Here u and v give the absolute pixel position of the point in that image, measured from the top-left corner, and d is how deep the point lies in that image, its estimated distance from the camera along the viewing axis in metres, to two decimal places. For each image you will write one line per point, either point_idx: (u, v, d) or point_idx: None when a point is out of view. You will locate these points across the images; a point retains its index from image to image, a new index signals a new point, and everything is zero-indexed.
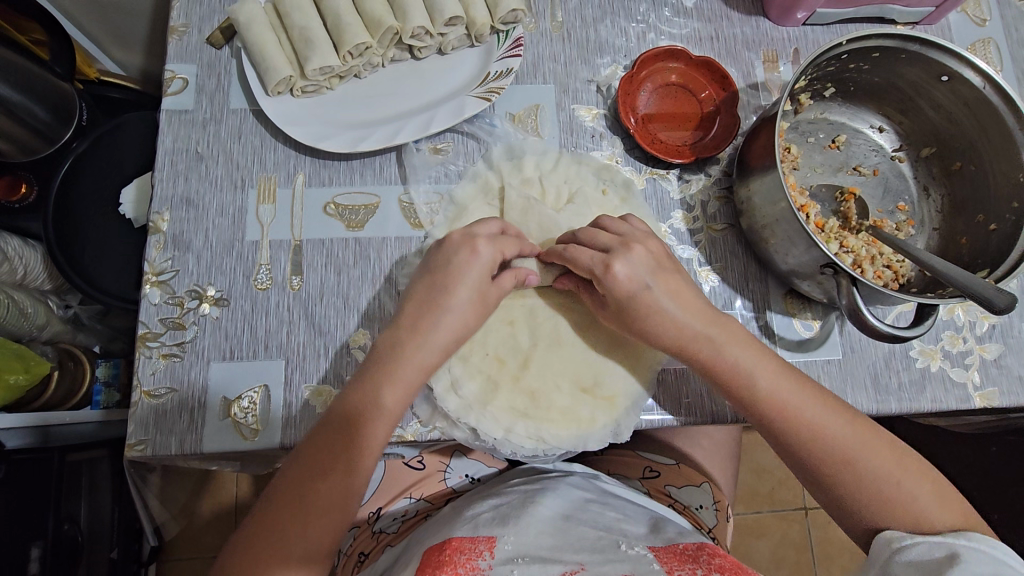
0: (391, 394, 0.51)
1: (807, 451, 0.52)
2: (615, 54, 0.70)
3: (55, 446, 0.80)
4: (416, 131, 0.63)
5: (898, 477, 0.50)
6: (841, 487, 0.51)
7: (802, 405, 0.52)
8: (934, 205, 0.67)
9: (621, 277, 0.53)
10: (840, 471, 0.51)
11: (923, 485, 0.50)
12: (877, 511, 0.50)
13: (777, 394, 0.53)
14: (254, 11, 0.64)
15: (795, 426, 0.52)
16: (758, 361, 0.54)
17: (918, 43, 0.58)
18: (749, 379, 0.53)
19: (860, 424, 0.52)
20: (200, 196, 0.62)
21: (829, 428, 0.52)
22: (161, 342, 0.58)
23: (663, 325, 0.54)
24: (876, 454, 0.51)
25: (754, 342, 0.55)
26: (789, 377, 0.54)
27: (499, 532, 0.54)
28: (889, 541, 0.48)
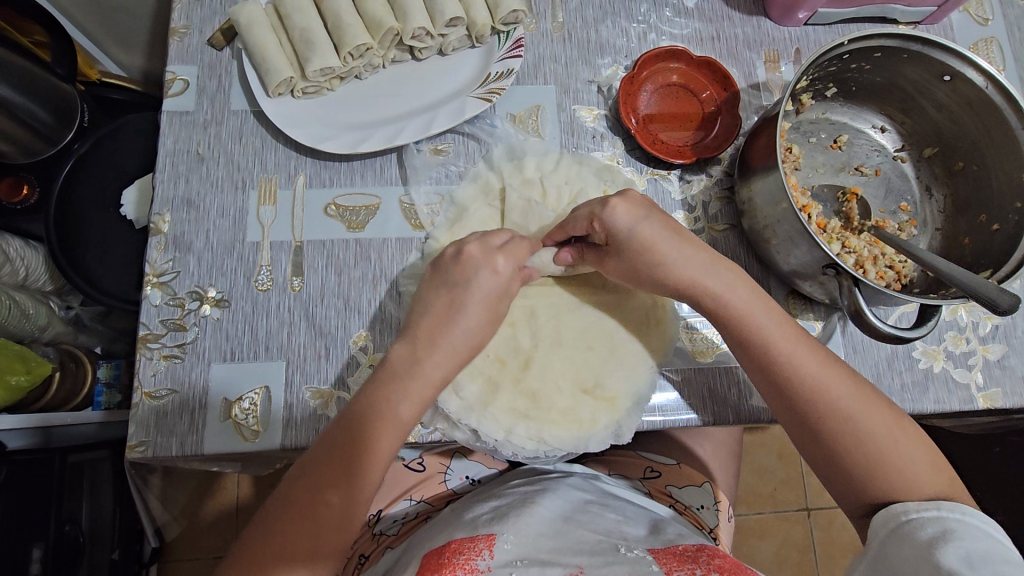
0: (408, 405, 0.51)
1: (808, 405, 0.52)
2: (616, 54, 0.70)
3: (57, 447, 0.79)
4: (417, 132, 0.63)
5: (897, 441, 0.50)
6: (836, 443, 0.51)
7: (807, 357, 0.52)
8: (936, 205, 0.67)
9: (619, 214, 0.53)
10: (840, 428, 0.50)
11: (919, 450, 0.50)
12: (869, 470, 0.49)
13: (781, 344, 0.53)
14: (255, 12, 0.64)
15: (800, 379, 0.52)
16: (763, 312, 0.54)
17: (919, 43, 0.58)
18: (755, 328, 0.53)
19: (862, 387, 0.52)
20: (201, 198, 0.62)
21: (833, 384, 0.51)
22: (162, 344, 0.58)
23: (668, 273, 0.54)
24: (874, 413, 0.51)
25: (760, 296, 0.55)
26: (793, 330, 0.54)
27: (498, 529, 0.54)
28: (887, 519, 0.47)
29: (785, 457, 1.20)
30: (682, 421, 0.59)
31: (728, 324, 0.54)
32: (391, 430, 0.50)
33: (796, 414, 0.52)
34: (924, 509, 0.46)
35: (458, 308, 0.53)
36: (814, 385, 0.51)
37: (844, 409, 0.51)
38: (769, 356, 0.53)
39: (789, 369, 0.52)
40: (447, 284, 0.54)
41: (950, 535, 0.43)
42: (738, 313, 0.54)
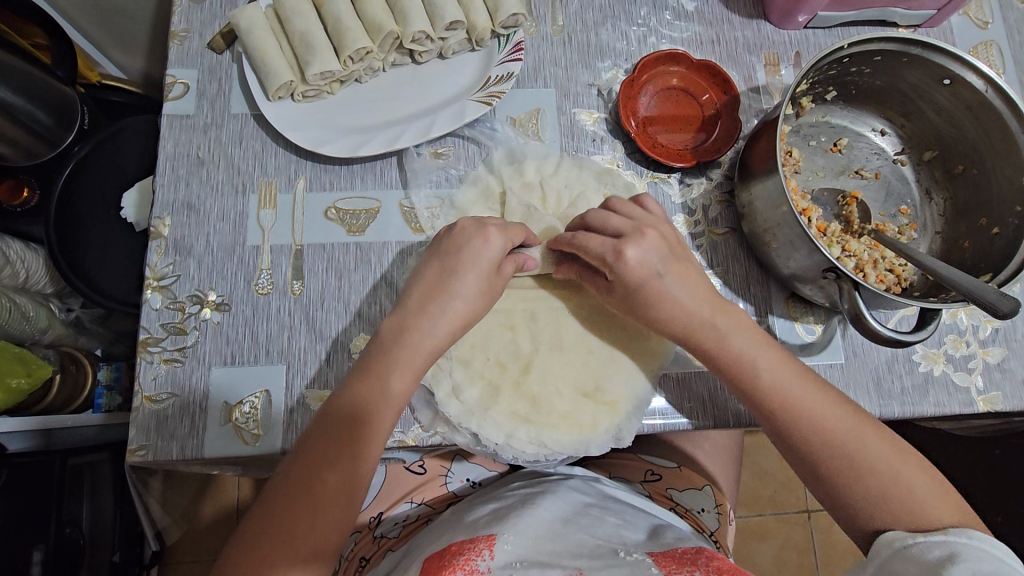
0: (400, 378, 0.52)
1: (803, 437, 0.52)
2: (615, 58, 0.70)
3: (56, 450, 0.79)
4: (417, 135, 0.63)
5: (894, 465, 0.50)
6: (840, 480, 0.51)
7: (801, 390, 0.53)
8: (936, 208, 0.67)
9: (632, 263, 0.54)
10: (836, 458, 0.51)
11: (923, 479, 0.50)
12: (874, 504, 0.49)
13: (776, 378, 0.53)
14: (255, 16, 0.64)
15: (798, 415, 0.52)
16: (759, 351, 0.54)
17: (918, 47, 0.58)
18: (748, 363, 0.53)
19: (859, 416, 0.52)
20: (202, 201, 0.62)
21: (828, 416, 0.52)
22: (162, 347, 0.58)
23: (669, 310, 0.55)
24: (875, 446, 0.50)
25: (756, 332, 0.55)
26: (790, 366, 0.54)
27: (497, 530, 0.54)
28: (891, 542, 0.47)
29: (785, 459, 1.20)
30: (682, 425, 0.59)
31: (722, 358, 0.54)
32: (382, 426, 0.51)
33: (793, 446, 0.53)
34: (930, 534, 0.46)
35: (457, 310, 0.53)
36: (809, 417, 0.52)
37: (840, 439, 0.51)
38: (762, 391, 0.53)
39: (783, 403, 0.52)
40: (447, 288, 0.54)
41: (955, 557, 0.43)
42: (733, 347, 0.54)
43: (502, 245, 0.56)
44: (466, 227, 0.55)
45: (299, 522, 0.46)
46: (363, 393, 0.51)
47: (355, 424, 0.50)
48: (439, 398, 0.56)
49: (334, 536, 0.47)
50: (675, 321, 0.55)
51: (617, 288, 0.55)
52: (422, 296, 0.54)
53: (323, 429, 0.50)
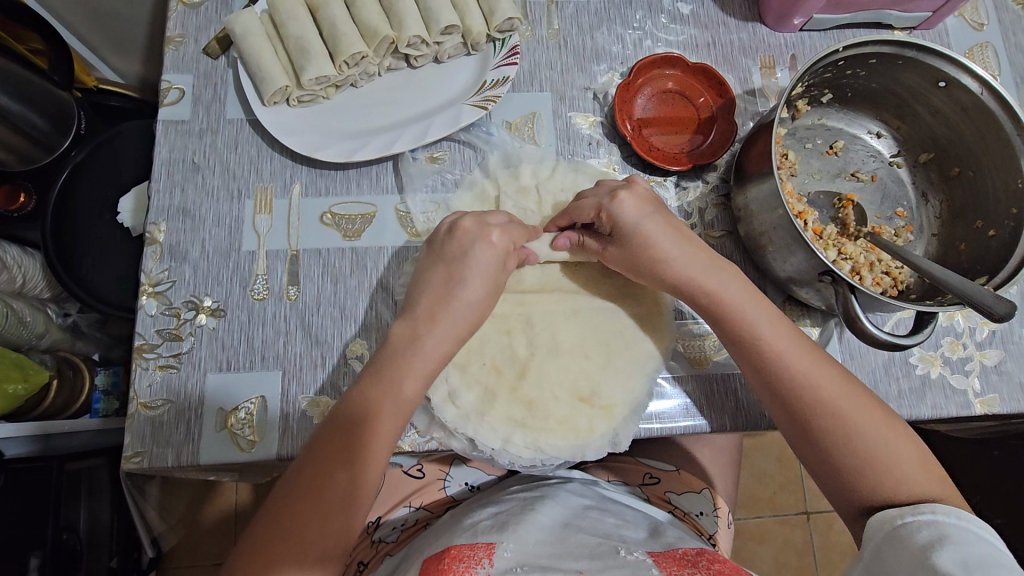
0: (412, 385, 0.52)
1: (796, 399, 0.52)
2: (612, 61, 0.70)
3: (53, 455, 0.80)
4: (413, 140, 0.63)
5: (884, 435, 0.50)
6: (825, 441, 0.51)
7: (798, 353, 0.53)
8: (932, 211, 0.67)
9: (626, 207, 0.55)
10: (828, 423, 0.51)
11: (909, 453, 0.49)
12: (858, 469, 0.49)
13: (772, 341, 0.53)
14: (250, 21, 0.64)
15: (789, 373, 0.52)
16: (758, 308, 0.54)
17: (914, 49, 0.58)
18: (748, 324, 0.54)
19: (853, 385, 0.52)
20: (197, 207, 0.62)
21: (824, 386, 0.51)
22: (158, 354, 0.58)
23: (668, 267, 0.55)
24: (864, 413, 0.50)
25: (756, 292, 0.56)
26: (786, 329, 0.54)
27: (498, 538, 0.54)
28: (884, 522, 0.46)
29: (784, 460, 1.20)
30: (682, 429, 0.59)
31: (721, 318, 0.55)
32: (385, 407, 0.50)
33: (785, 409, 0.53)
34: (920, 513, 0.45)
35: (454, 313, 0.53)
36: (803, 379, 0.52)
37: (832, 404, 0.51)
38: (759, 350, 0.53)
39: (779, 363, 0.52)
40: (444, 293, 0.54)
41: (946, 540, 0.42)
42: (732, 309, 0.54)
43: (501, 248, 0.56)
44: (464, 227, 0.55)
45: (300, 519, 0.47)
46: (366, 395, 0.51)
47: (359, 425, 0.50)
48: (436, 403, 0.56)
49: (337, 539, 0.48)
50: (675, 274, 0.55)
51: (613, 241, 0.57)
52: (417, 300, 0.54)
53: (329, 431, 0.50)
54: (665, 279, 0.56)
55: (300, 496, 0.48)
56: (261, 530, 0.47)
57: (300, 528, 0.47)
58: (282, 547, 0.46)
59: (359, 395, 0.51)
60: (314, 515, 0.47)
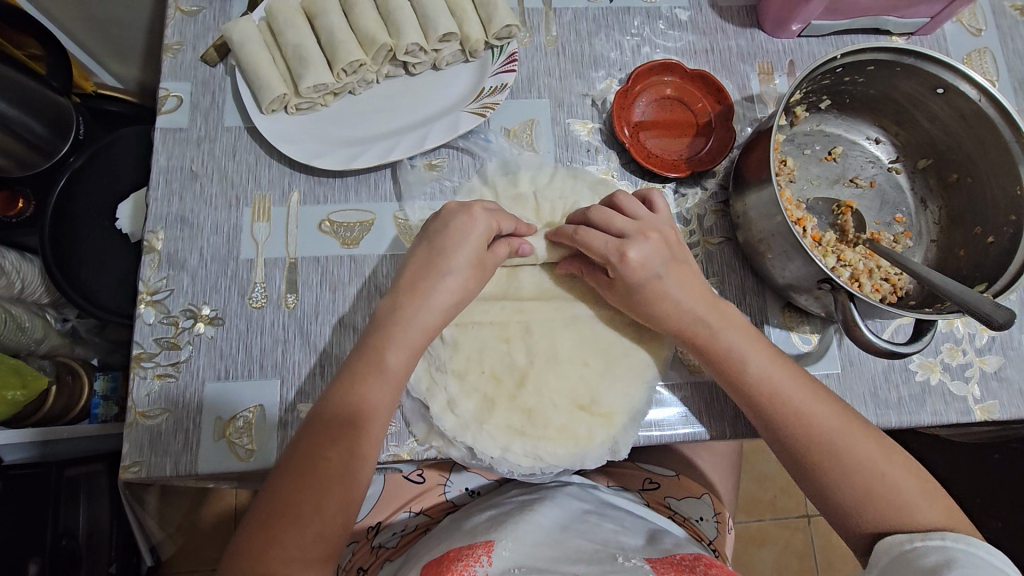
0: (397, 354, 0.52)
1: (796, 437, 0.51)
2: (610, 68, 0.70)
3: (53, 461, 0.80)
4: (412, 147, 0.63)
5: (884, 467, 0.50)
6: (829, 478, 0.50)
7: (793, 391, 0.52)
8: (931, 217, 0.67)
9: (636, 263, 0.54)
10: (825, 461, 0.51)
11: (908, 478, 0.50)
12: (864, 504, 0.49)
13: (768, 380, 0.53)
14: (248, 29, 0.63)
15: (786, 412, 0.52)
16: (750, 345, 0.54)
17: (912, 56, 0.58)
18: (741, 364, 0.53)
19: (849, 417, 0.52)
20: (195, 215, 0.62)
21: (820, 420, 0.51)
22: (156, 362, 0.57)
23: (666, 309, 0.55)
24: (862, 445, 0.51)
25: (747, 325, 0.55)
26: (779, 363, 0.54)
27: (495, 536, 0.54)
28: (893, 545, 0.47)
29: None
30: (680, 436, 0.59)
31: (716, 357, 0.54)
32: (373, 419, 0.50)
33: (783, 448, 0.52)
34: (928, 537, 0.46)
35: None
36: (799, 419, 0.51)
37: (828, 441, 0.51)
38: (754, 391, 0.53)
39: (774, 403, 0.52)
40: (443, 301, 0.54)
41: (953, 564, 0.44)
42: (727, 346, 0.54)
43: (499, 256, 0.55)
44: (463, 234, 0.55)
45: (291, 518, 0.46)
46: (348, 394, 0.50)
47: (346, 422, 0.49)
48: (435, 411, 0.56)
49: (332, 536, 0.47)
50: (671, 314, 0.55)
51: (619, 287, 0.56)
52: (414, 310, 0.54)
53: (315, 428, 0.49)
54: (662, 320, 0.55)
55: (290, 495, 0.47)
56: (250, 533, 0.46)
57: (292, 528, 0.45)
58: (276, 548, 0.44)
59: (339, 397, 0.50)
60: (307, 512, 0.46)
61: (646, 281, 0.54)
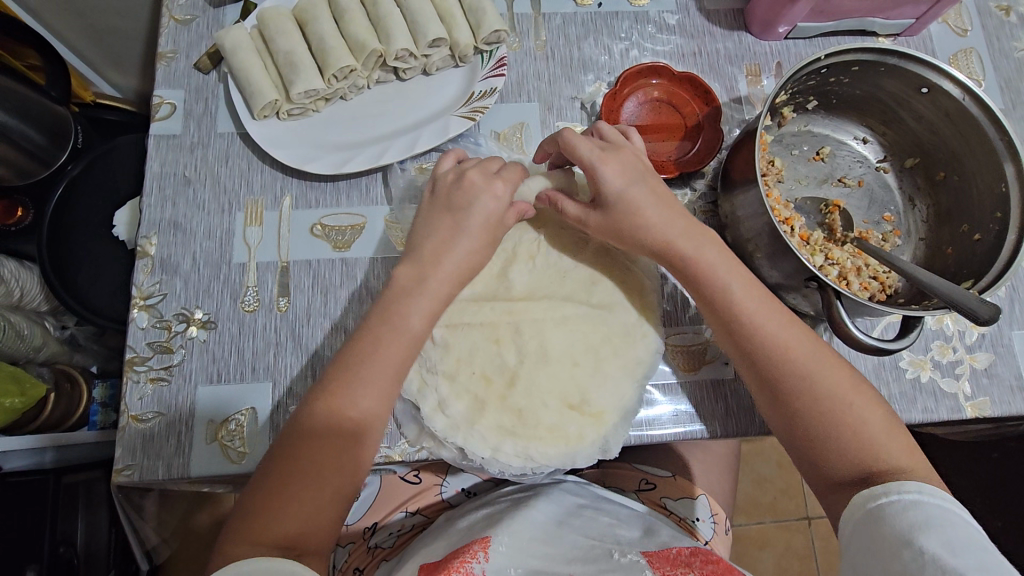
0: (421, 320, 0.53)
1: (768, 364, 0.52)
2: (598, 71, 0.71)
3: (52, 469, 0.80)
4: (402, 151, 0.64)
5: (851, 402, 0.50)
6: (797, 406, 0.51)
7: (774, 322, 0.53)
8: (919, 215, 0.67)
9: (613, 170, 0.54)
10: (800, 392, 0.51)
11: (875, 414, 0.50)
12: (827, 434, 0.50)
13: (746, 312, 0.53)
14: (240, 37, 0.64)
15: (761, 338, 0.52)
16: (733, 273, 0.54)
17: (895, 56, 0.59)
18: (721, 290, 0.54)
19: (825, 352, 0.52)
20: (188, 220, 0.63)
21: (795, 348, 0.52)
22: (149, 366, 0.58)
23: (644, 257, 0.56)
24: (832, 377, 0.51)
25: (730, 255, 0.56)
26: (761, 291, 0.54)
27: (492, 532, 0.55)
28: (867, 500, 0.46)
29: (785, 465, 1.20)
30: (669, 435, 0.60)
31: (698, 283, 0.54)
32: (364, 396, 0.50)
33: (758, 376, 0.53)
34: (905, 492, 0.45)
35: (430, 315, 0.53)
36: (775, 349, 0.52)
37: (801, 370, 0.51)
38: (731, 319, 0.53)
39: (751, 332, 0.53)
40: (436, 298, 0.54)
41: (931, 523, 0.42)
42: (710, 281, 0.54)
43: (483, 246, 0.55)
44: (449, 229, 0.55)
45: (288, 498, 0.46)
46: (341, 388, 0.49)
47: (348, 412, 0.49)
48: (425, 414, 0.56)
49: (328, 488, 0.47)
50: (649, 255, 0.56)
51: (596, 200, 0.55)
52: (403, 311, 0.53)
53: (310, 412, 0.49)
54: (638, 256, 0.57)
55: (286, 471, 0.47)
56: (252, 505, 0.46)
57: (289, 507, 0.46)
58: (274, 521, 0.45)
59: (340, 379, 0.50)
60: (303, 492, 0.46)
61: (619, 190, 0.54)
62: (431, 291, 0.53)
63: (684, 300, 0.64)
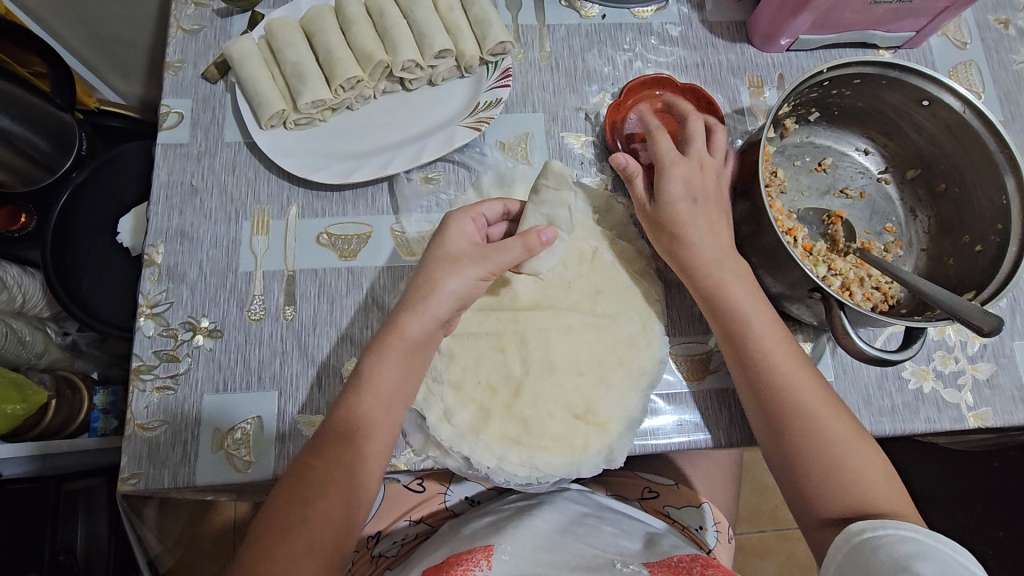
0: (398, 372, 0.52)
1: (776, 398, 0.54)
2: (603, 82, 0.71)
3: (52, 475, 0.80)
4: (407, 162, 0.65)
5: (847, 446, 0.52)
6: (796, 441, 0.53)
7: (784, 354, 0.55)
8: (921, 226, 0.68)
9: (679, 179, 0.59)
10: (799, 429, 0.53)
11: (872, 462, 0.52)
12: (822, 473, 0.52)
13: (763, 341, 0.55)
14: (247, 47, 0.65)
15: (771, 373, 0.54)
16: (754, 307, 0.56)
17: (897, 70, 0.59)
18: (740, 321, 0.56)
19: (830, 398, 0.54)
20: (195, 228, 0.63)
21: (801, 385, 0.54)
22: (155, 375, 0.58)
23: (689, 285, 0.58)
24: (832, 420, 0.53)
25: (757, 292, 0.57)
26: (777, 330, 0.56)
27: (495, 540, 0.55)
28: (861, 531, 0.46)
29: None
30: (673, 445, 0.60)
31: (719, 310, 0.57)
32: (375, 436, 0.51)
33: (762, 408, 0.55)
34: (901, 527, 0.46)
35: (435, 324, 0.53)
36: (780, 380, 0.54)
37: (805, 406, 0.53)
38: (746, 348, 0.56)
39: (764, 360, 0.55)
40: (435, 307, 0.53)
41: (925, 555, 0.43)
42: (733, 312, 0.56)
43: (480, 279, 0.54)
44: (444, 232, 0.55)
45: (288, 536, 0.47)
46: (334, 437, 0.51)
47: (329, 456, 0.50)
48: (431, 423, 0.56)
49: (330, 536, 0.48)
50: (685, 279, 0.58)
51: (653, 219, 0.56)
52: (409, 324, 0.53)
53: (304, 463, 0.50)
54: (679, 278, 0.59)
55: (279, 522, 0.48)
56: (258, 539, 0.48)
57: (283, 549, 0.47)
58: (271, 562, 0.46)
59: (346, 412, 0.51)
60: (296, 545, 0.47)
61: (677, 201, 0.58)
62: (387, 349, 0.52)
63: (689, 309, 0.64)
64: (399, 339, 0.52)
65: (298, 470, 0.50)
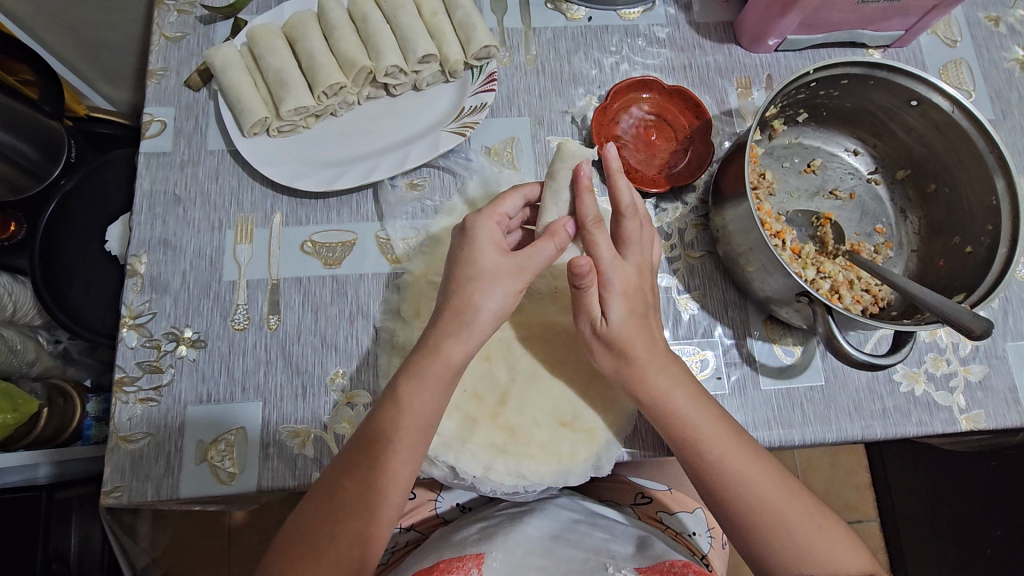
0: (428, 393, 0.49)
1: (732, 495, 0.49)
2: (589, 85, 0.71)
3: (44, 484, 0.79)
4: (393, 167, 0.64)
5: (816, 537, 0.48)
6: (762, 541, 0.48)
7: (732, 447, 0.50)
8: (912, 227, 0.67)
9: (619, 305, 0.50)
10: (764, 527, 0.48)
11: (847, 550, 0.48)
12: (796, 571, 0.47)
13: (709, 435, 0.50)
14: (229, 54, 0.64)
15: (724, 470, 0.50)
16: (689, 398, 0.51)
17: (884, 70, 0.59)
18: (679, 417, 0.51)
19: (792, 487, 0.50)
20: (178, 237, 0.63)
21: (757, 478, 0.49)
22: (139, 387, 0.57)
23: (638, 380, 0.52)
24: (797, 511, 0.49)
25: (688, 379, 0.53)
26: (717, 418, 0.52)
27: (486, 547, 0.54)
28: None
29: None
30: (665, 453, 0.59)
31: (654, 409, 0.52)
32: (399, 449, 0.48)
33: (721, 507, 0.50)
34: None
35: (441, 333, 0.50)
36: (735, 477, 0.49)
37: (765, 501, 0.49)
38: (689, 446, 0.51)
39: (712, 457, 0.50)
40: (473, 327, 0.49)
41: None
42: (647, 389, 0.52)
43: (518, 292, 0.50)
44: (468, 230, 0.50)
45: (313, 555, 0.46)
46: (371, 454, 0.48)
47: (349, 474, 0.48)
48: None
49: (354, 552, 0.47)
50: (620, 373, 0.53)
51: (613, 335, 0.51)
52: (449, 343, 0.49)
53: (337, 483, 0.48)
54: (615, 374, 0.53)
55: (308, 539, 0.47)
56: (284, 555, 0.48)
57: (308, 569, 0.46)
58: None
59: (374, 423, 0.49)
60: (323, 565, 0.46)
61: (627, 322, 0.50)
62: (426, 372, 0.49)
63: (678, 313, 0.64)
64: (444, 364, 0.49)
65: (330, 490, 0.48)
